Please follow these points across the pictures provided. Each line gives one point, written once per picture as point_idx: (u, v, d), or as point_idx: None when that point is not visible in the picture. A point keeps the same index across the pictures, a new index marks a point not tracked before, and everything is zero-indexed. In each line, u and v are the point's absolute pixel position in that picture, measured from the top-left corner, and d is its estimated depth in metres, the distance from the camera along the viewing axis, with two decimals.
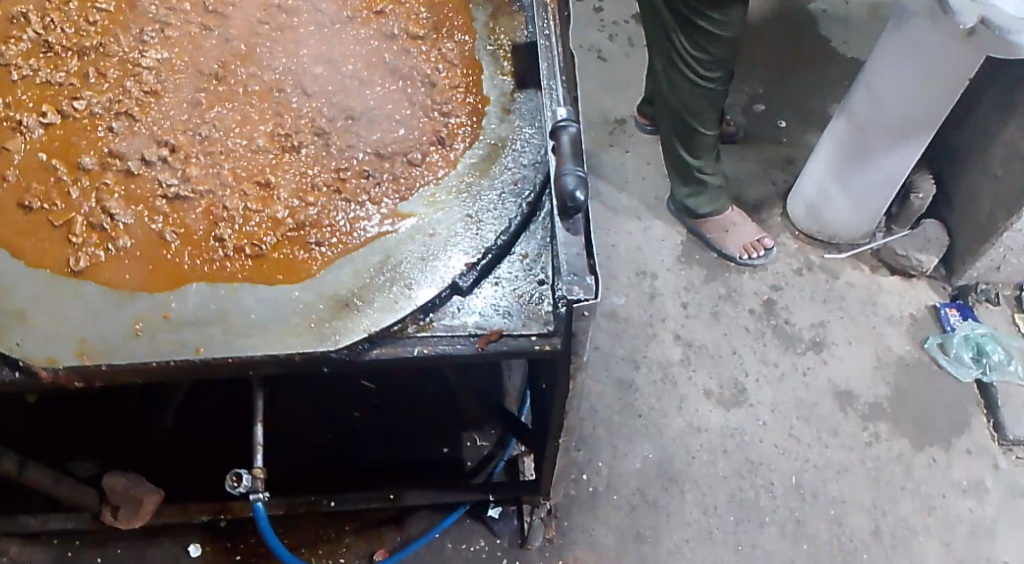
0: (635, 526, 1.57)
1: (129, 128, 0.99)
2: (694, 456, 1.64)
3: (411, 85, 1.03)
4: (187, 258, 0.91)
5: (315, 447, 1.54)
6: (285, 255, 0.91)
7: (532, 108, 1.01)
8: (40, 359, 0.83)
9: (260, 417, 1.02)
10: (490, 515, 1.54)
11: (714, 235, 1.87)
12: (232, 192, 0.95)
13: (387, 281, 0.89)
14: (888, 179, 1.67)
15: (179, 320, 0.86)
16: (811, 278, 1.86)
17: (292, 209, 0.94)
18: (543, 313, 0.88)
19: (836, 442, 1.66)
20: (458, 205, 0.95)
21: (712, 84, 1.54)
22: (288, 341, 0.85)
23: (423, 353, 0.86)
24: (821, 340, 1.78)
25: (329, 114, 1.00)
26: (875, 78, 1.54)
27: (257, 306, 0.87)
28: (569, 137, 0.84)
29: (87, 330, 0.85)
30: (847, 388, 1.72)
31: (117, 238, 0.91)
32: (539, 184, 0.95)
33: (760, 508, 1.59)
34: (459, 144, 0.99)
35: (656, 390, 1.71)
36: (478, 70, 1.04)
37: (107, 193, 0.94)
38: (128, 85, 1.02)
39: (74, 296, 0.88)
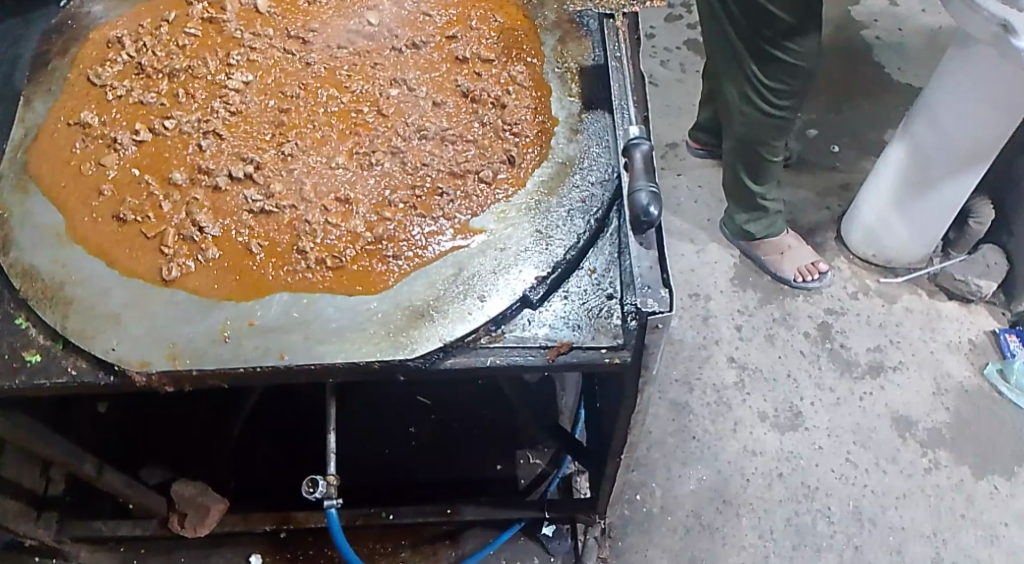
0: (690, 548, 1.56)
1: (216, 147, 1.04)
2: (749, 479, 1.64)
3: (483, 107, 1.07)
4: (271, 269, 0.95)
5: (373, 462, 1.57)
6: (363, 267, 0.95)
7: (599, 128, 1.04)
8: (133, 362, 0.87)
9: (333, 425, 1.04)
10: (545, 533, 1.54)
11: (770, 257, 1.87)
12: (313, 207, 0.99)
13: (461, 293, 0.93)
14: (949, 205, 1.67)
15: (264, 326, 0.90)
16: (868, 302, 1.85)
17: (370, 224, 0.98)
18: (612, 326, 0.91)
19: (895, 469, 1.64)
20: (529, 221, 0.98)
21: (782, 112, 1.56)
22: (366, 349, 0.88)
23: (495, 363, 0.89)
24: (878, 365, 1.77)
25: (405, 133, 1.05)
26: (941, 107, 1.54)
27: (337, 315, 0.91)
28: (641, 154, 0.87)
29: (178, 336, 0.89)
30: (905, 415, 1.71)
31: (206, 249, 0.96)
32: (607, 203, 0.98)
33: (817, 533, 1.57)
34: (529, 163, 1.02)
35: (711, 412, 1.71)
36: (547, 93, 1.07)
37: (196, 207, 0.99)
38: (216, 105, 1.07)
39: (165, 303, 0.92)
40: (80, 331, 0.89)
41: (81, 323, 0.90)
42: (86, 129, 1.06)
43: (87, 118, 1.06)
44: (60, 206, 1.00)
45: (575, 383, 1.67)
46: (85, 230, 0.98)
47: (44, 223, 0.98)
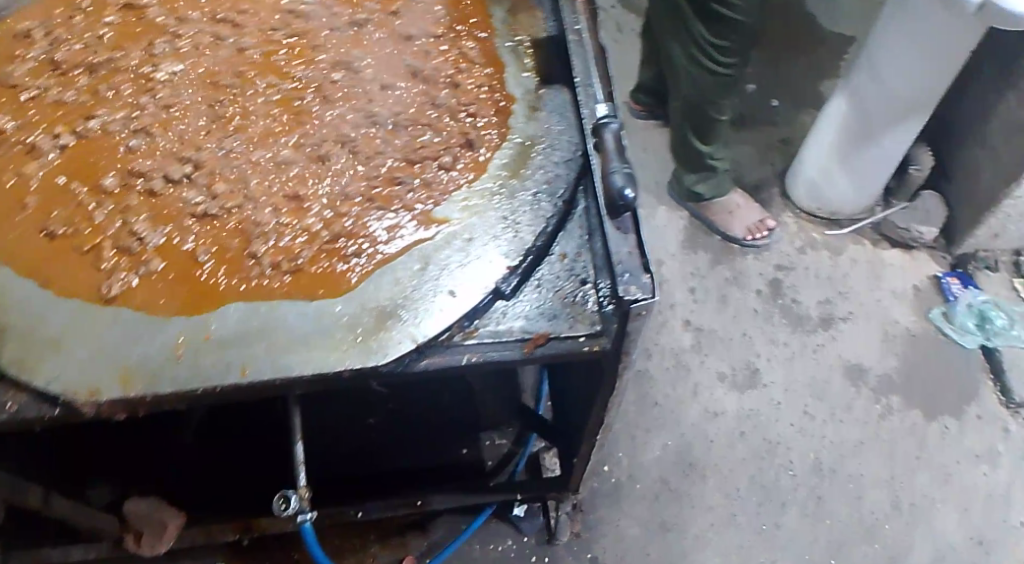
0: (659, 515, 1.56)
1: (149, 146, 0.96)
2: (713, 440, 1.64)
3: (434, 87, 1.01)
4: (222, 276, 0.88)
5: (334, 457, 1.49)
6: (323, 268, 0.89)
7: (560, 104, 0.99)
8: (81, 391, 0.80)
9: (299, 434, 0.99)
10: (516, 514, 1.51)
11: (718, 218, 1.86)
12: (263, 207, 0.92)
13: (430, 289, 0.88)
14: (893, 156, 1.68)
15: (220, 341, 0.84)
16: (815, 256, 1.86)
17: (325, 221, 0.92)
18: (589, 313, 0.88)
19: (852, 418, 1.66)
20: (494, 207, 0.93)
21: (728, 72, 1.53)
22: (334, 357, 0.83)
23: (472, 361, 0.85)
24: (829, 317, 1.78)
25: (354, 120, 0.98)
26: (883, 60, 1.53)
27: (299, 322, 0.85)
28: (612, 134, 0.85)
29: (128, 357, 0.83)
30: (859, 364, 1.72)
31: (148, 260, 0.88)
32: (574, 183, 0.94)
33: (781, 488, 1.59)
34: (488, 145, 0.97)
35: (671, 377, 1.71)
36: (501, 68, 1.02)
37: (133, 214, 0.91)
38: (144, 100, 0.98)
39: (108, 323, 0.85)
40: (17, 361, 0.82)
41: (18, 352, 0.82)
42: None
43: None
44: None
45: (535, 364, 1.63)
46: (10, 248, 0.89)
47: None
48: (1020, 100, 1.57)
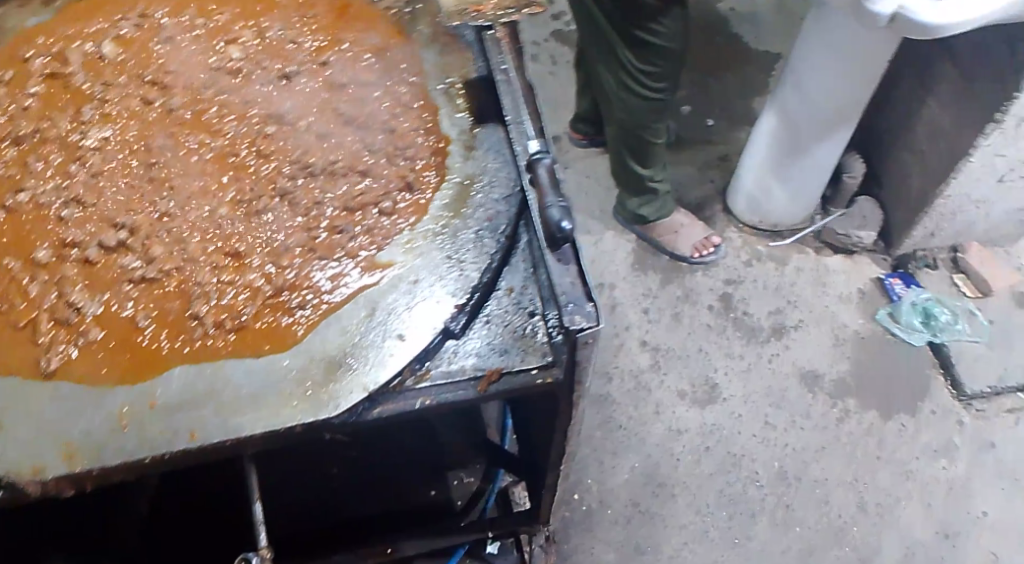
0: (632, 538, 1.56)
1: (81, 215, 0.95)
2: (679, 458, 1.65)
3: (368, 134, 1.02)
4: (165, 340, 0.87)
5: (300, 506, 1.48)
6: (268, 323, 0.89)
7: (495, 141, 1.00)
8: (25, 470, 0.79)
9: (257, 493, 0.97)
10: (489, 551, 1.51)
11: (664, 238, 1.89)
12: (203, 266, 0.92)
13: (378, 335, 0.88)
14: (825, 165, 1.72)
15: (167, 406, 0.82)
16: (762, 267, 1.89)
17: (267, 275, 0.92)
18: (539, 345, 0.88)
19: (810, 423, 1.69)
20: (437, 248, 0.94)
21: (660, 95, 1.56)
22: (286, 412, 0.82)
23: (426, 405, 0.85)
24: (780, 326, 1.81)
25: (290, 172, 0.98)
26: (805, 74, 1.58)
27: (247, 380, 0.84)
28: (545, 169, 0.86)
29: (71, 431, 0.81)
30: (813, 369, 1.75)
31: (87, 330, 0.87)
32: (514, 217, 0.95)
33: (749, 499, 1.60)
34: (426, 187, 0.98)
35: (632, 399, 1.72)
36: (434, 110, 1.03)
37: (68, 284, 0.90)
38: (73, 169, 0.98)
39: (48, 398, 0.83)
40: None
41: None
42: None
43: None
44: None
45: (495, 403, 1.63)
46: None
47: None
48: (939, 104, 1.63)
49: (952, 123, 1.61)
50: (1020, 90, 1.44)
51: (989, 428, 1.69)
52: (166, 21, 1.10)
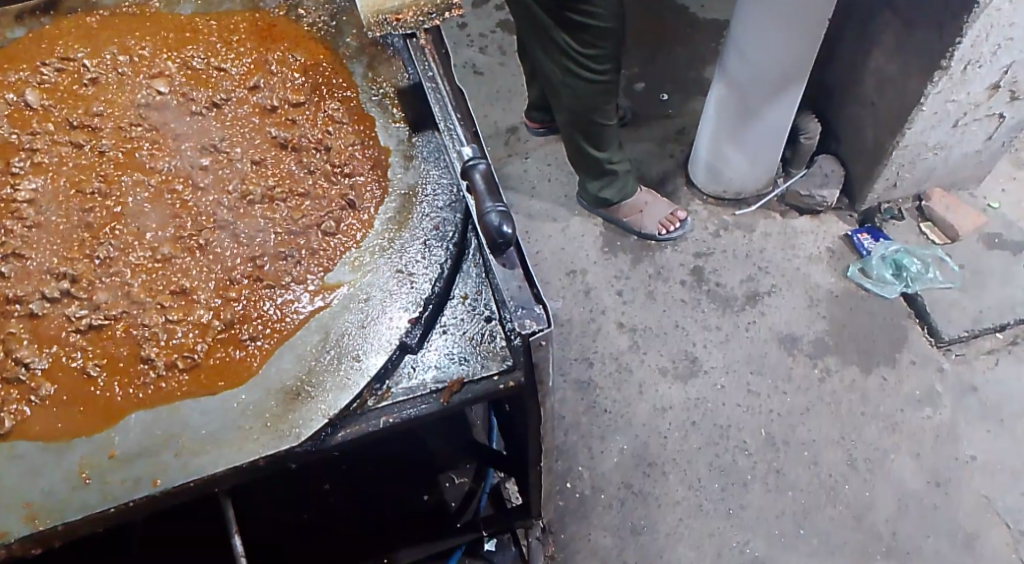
0: (628, 519, 1.57)
1: (20, 270, 0.93)
2: (666, 435, 1.65)
3: (305, 155, 1.01)
4: (117, 389, 0.86)
5: (290, 528, 1.43)
6: (221, 358, 0.88)
7: (433, 148, 1.00)
8: None
9: (235, 527, 0.96)
10: (488, 549, 1.49)
11: (630, 218, 1.89)
12: (149, 308, 0.91)
13: (334, 358, 0.87)
14: (778, 128, 1.72)
15: (126, 456, 0.81)
16: (730, 237, 1.89)
17: (216, 309, 0.91)
18: (498, 350, 0.88)
19: (792, 387, 1.69)
20: (385, 263, 0.93)
21: (607, 76, 1.55)
22: (248, 447, 0.81)
23: (389, 423, 0.84)
24: (754, 294, 1.81)
25: (231, 203, 0.97)
26: (745, 40, 1.58)
27: (205, 420, 0.83)
28: (482, 174, 0.85)
29: (31, 491, 0.79)
30: (789, 332, 1.76)
31: (39, 386, 0.86)
32: (460, 224, 0.95)
33: (741, 469, 1.61)
34: (368, 203, 0.97)
35: (614, 381, 1.72)
36: (369, 124, 1.02)
37: (15, 342, 0.89)
38: (9, 223, 0.96)
39: (6, 459, 0.82)
40: None
41: None
42: None
43: None
44: None
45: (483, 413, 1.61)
46: None
47: None
48: (884, 55, 1.63)
49: (898, 73, 1.61)
50: (960, 33, 1.44)
51: (970, 371, 1.70)
52: (87, 62, 1.08)
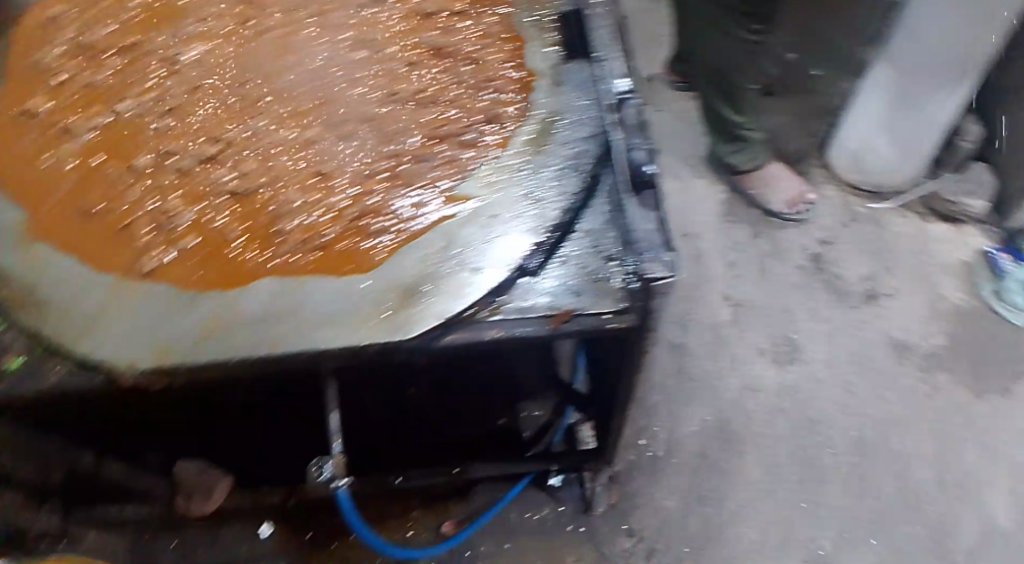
0: (697, 489, 1.54)
1: (178, 128, 0.98)
2: (751, 415, 1.61)
3: (454, 63, 1.02)
4: (251, 254, 0.91)
5: (382, 421, 1.49)
6: (349, 245, 0.91)
7: (583, 79, 0.99)
8: (121, 363, 0.84)
9: (334, 404, 1.02)
10: (552, 484, 1.52)
11: (756, 192, 1.82)
12: (290, 185, 0.94)
13: (454, 266, 0.89)
14: (934, 122, 1.65)
15: (251, 317, 0.86)
16: (858, 229, 1.81)
17: (351, 198, 0.93)
18: (615, 289, 0.88)
19: (893, 395, 1.63)
20: (518, 184, 0.93)
21: (756, 37, 1.53)
22: (363, 332, 0.85)
23: (497, 337, 0.86)
24: (873, 292, 1.74)
25: (378, 99, 0.99)
26: (920, 21, 1.51)
27: (327, 299, 0.87)
28: (631, 111, 0.92)
29: (162, 332, 0.86)
30: (901, 339, 1.69)
31: (182, 238, 0.91)
32: (598, 158, 0.94)
33: (823, 465, 1.56)
34: (512, 121, 0.97)
35: (708, 351, 1.68)
36: (522, 43, 1.02)
37: (165, 194, 0.94)
38: (172, 82, 1.01)
39: (143, 298, 0.88)
40: (59, 335, 0.86)
41: (59, 327, 0.86)
42: (38, 119, 1.00)
43: (36, 106, 1.00)
44: (22, 202, 0.94)
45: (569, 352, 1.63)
46: (47, 226, 0.93)
47: (2, 221, 0.93)
48: None
49: None
50: None
51: None
52: None
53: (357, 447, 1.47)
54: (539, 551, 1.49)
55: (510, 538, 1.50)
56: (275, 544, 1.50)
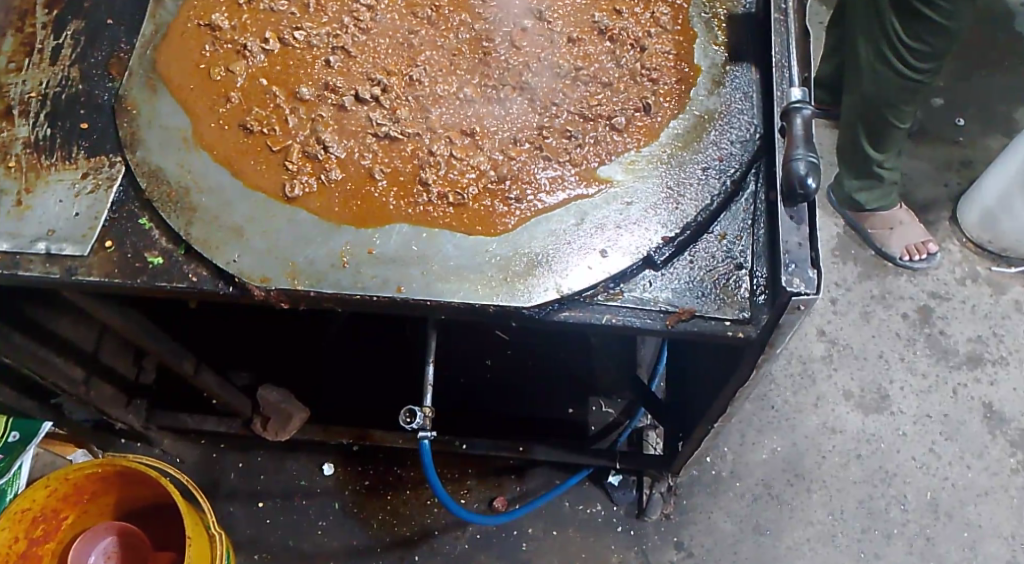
0: (755, 516, 1.50)
1: (344, 64, 1.01)
2: (825, 456, 1.56)
3: (620, 48, 1.02)
4: (392, 197, 0.93)
5: (467, 387, 1.53)
6: (485, 206, 0.92)
7: (744, 82, 0.98)
8: (254, 277, 0.88)
9: (433, 356, 1.03)
10: (610, 481, 1.50)
11: (876, 232, 1.75)
12: (438, 138, 0.96)
13: (582, 244, 0.89)
14: None
15: (383, 257, 0.89)
16: (975, 289, 1.71)
17: (495, 162, 0.95)
18: (738, 298, 0.87)
19: (980, 465, 1.55)
20: (660, 176, 0.93)
21: (918, 76, 1.44)
22: (483, 291, 0.87)
23: (612, 322, 0.87)
24: (978, 356, 1.65)
25: (537, 69, 1.00)
26: None
27: (456, 253, 0.89)
28: (802, 119, 0.83)
29: (299, 255, 0.90)
30: (998, 409, 1.60)
31: (330, 169, 0.94)
32: (745, 164, 0.93)
33: (890, 520, 1.50)
34: (664, 112, 0.97)
35: (794, 384, 1.62)
36: (691, 38, 1.01)
37: (321, 125, 0.97)
38: (346, 20, 1.04)
39: (286, 221, 0.92)
40: (201, 240, 0.90)
41: (204, 233, 0.91)
42: (216, 33, 1.04)
43: (217, 21, 1.04)
44: (187, 109, 0.99)
45: (651, 355, 1.58)
46: (208, 137, 0.97)
47: (169, 123, 0.98)
48: None
49: None
50: None
51: None
52: None
53: (437, 404, 1.51)
54: (584, 546, 1.47)
55: (560, 526, 1.48)
56: (331, 483, 1.50)
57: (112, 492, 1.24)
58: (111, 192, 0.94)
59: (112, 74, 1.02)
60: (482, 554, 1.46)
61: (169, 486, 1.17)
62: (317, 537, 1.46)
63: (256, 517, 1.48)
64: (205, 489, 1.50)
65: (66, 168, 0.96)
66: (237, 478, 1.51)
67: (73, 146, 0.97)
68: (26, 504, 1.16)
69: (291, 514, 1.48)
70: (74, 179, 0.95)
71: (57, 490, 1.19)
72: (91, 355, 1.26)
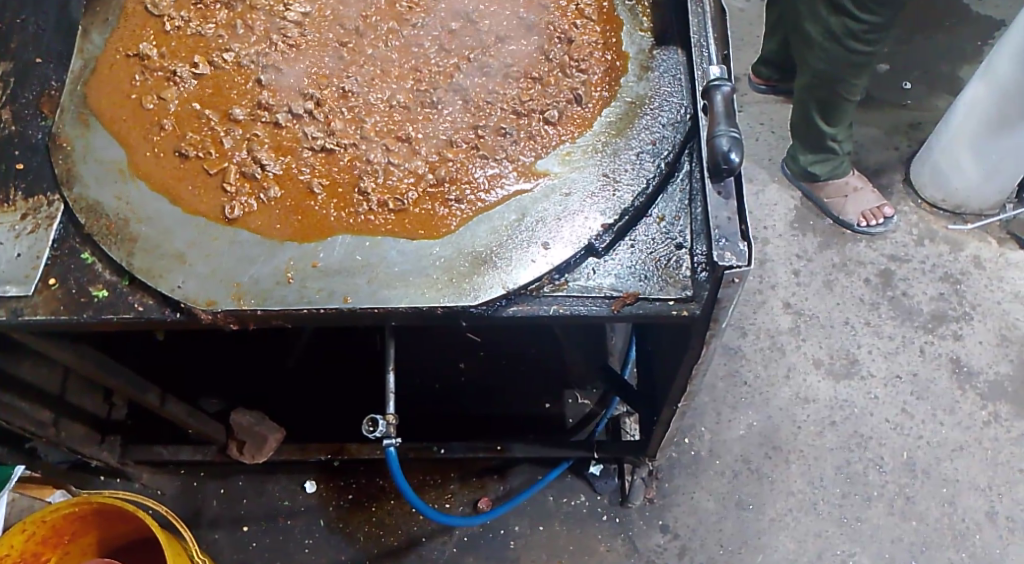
0: (736, 492, 1.51)
1: (276, 82, 1.02)
2: (800, 426, 1.57)
3: (549, 42, 1.03)
4: (332, 210, 0.93)
5: (443, 395, 1.53)
6: (425, 210, 0.93)
7: (671, 65, 0.99)
8: (199, 301, 0.88)
9: (392, 364, 1.02)
10: (591, 471, 1.51)
11: (832, 200, 1.77)
12: (375, 146, 0.97)
13: (525, 240, 0.90)
14: None
15: (328, 269, 0.89)
16: (933, 249, 1.74)
17: (433, 165, 0.96)
18: (681, 278, 0.88)
19: (953, 421, 1.57)
20: (595, 164, 0.94)
21: (867, 49, 1.46)
22: (430, 294, 0.87)
23: (559, 313, 0.87)
24: (942, 313, 1.67)
25: (467, 69, 1.01)
26: None
27: (399, 259, 0.90)
28: (722, 96, 0.84)
29: (243, 275, 0.90)
30: (966, 364, 1.62)
31: (268, 188, 0.95)
32: (678, 145, 0.94)
33: (868, 482, 1.52)
34: (596, 103, 0.98)
35: (764, 358, 1.64)
36: (616, 25, 1.03)
37: (258, 143, 0.98)
38: (274, 37, 1.05)
39: (228, 242, 0.92)
40: (145, 269, 0.90)
41: (147, 261, 0.91)
42: (144, 61, 1.04)
43: (145, 50, 1.05)
44: (122, 140, 0.99)
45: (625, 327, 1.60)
46: (146, 166, 0.97)
47: (105, 156, 0.98)
48: None
49: None
50: None
51: None
52: None
53: (409, 410, 1.51)
54: (570, 539, 1.47)
55: (545, 521, 1.48)
56: (315, 500, 1.50)
57: (93, 528, 1.24)
58: (52, 230, 0.94)
59: (45, 112, 1.02)
60: (470, 556, 1.46)
61: (146, 518, 1.16)
62: (304, 556, 1.46)
63: (240, 542, 1.47)
64: (187, 520, 1.49)
65: (4, 211, 0.95)
66: (219, 505, 1.50)
67: (10, 188, 0.97)
68: (4, 552, 1.16)
69: (276, 535, 1.48)
70: (13, 221, 0.94)
71: (35, 533, 1.18)
72: (56, 394, 1.26)
